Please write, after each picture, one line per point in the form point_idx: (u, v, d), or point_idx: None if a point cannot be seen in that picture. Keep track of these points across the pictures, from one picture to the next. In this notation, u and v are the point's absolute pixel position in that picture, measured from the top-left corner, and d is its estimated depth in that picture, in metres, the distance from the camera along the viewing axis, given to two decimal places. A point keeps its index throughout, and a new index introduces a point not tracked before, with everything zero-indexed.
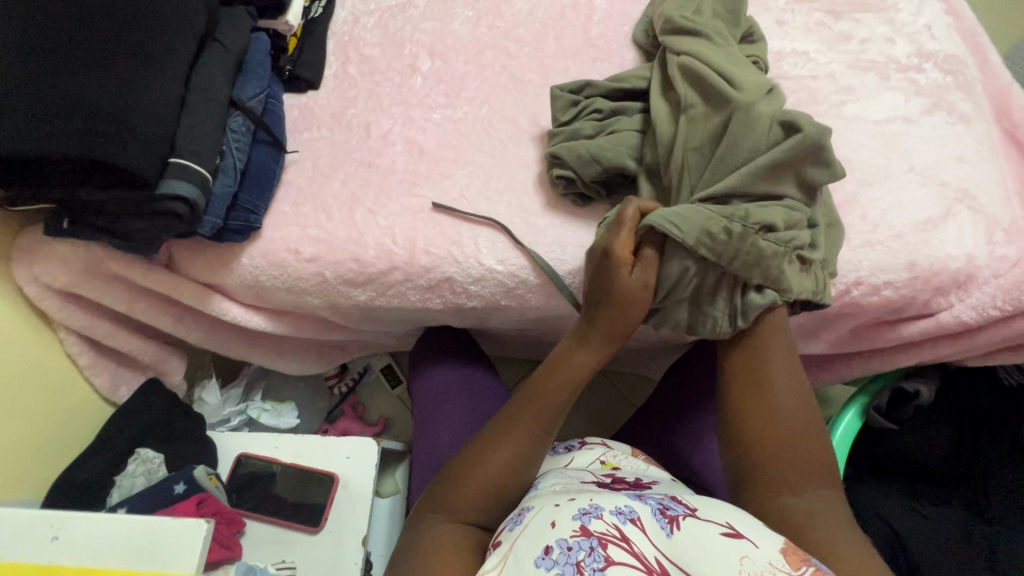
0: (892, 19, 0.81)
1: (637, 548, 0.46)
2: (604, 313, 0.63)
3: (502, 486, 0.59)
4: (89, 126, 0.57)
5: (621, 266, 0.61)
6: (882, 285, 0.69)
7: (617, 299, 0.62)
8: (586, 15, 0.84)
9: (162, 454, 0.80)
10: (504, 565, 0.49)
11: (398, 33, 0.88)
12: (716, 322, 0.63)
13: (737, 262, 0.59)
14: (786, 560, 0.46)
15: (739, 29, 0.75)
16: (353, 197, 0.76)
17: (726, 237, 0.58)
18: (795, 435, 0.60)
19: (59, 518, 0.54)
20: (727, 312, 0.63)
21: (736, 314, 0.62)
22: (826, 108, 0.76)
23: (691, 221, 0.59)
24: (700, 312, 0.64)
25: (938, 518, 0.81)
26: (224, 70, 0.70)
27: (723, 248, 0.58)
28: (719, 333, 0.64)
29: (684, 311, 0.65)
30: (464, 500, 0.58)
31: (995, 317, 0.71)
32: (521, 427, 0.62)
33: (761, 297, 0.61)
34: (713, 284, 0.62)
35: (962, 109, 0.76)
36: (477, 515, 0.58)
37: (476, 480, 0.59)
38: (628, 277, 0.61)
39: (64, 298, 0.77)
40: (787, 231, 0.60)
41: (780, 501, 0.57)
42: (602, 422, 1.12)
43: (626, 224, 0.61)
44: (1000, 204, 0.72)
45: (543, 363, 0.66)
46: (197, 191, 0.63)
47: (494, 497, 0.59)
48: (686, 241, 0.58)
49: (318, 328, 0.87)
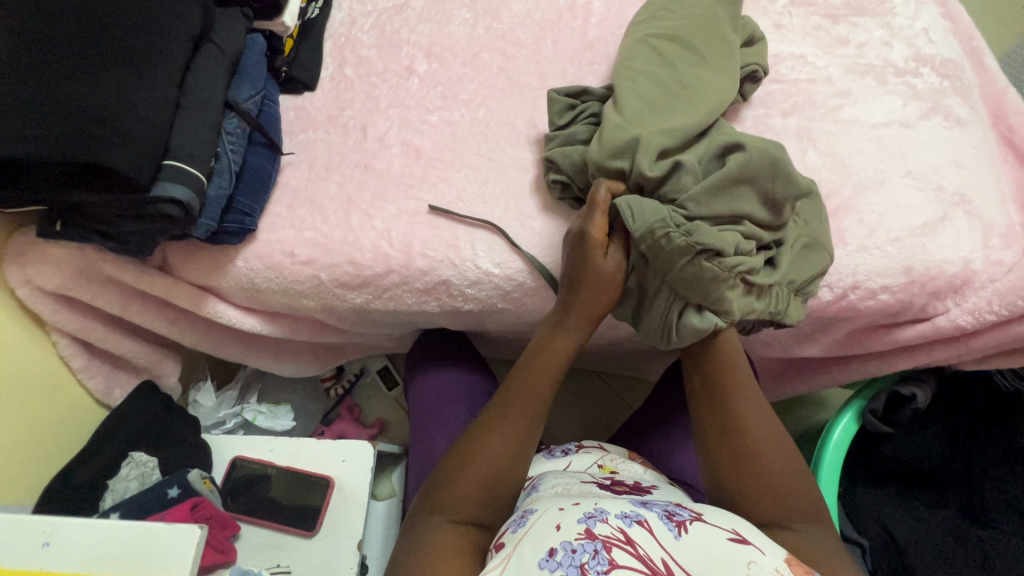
0: (890, 23, 0.81)
1: (642, 551, 0.46)
2: (580, 297, 0.63)
3: (495, 481, 0.59)
4: (82, 129, 0.57)
5: (594, 248, 0.62)
6: (878, 289, 0.69)
7: (591, 282, 0.62)
8: (584, 17, 0.84)
9: (156, 458, 0.78)
10: (507, 566, 0.48)
11: (395, 34, 0.87)
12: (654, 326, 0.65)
13: (674, 272, 0.59)
14: (791, 568, 0.46)
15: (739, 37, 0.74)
16: (349, 199, 0.75)
17: (666, 240, 0.58)
18: (783, 464, 0.61)
19: (53, 524, 0.54)
20: (665, 321, 0.64)
21: (670, 327, 0.63)
22: (823, 112, 0.76)
23: (647, 214, 0.59)
24: (644, 310, 0.66)
25: (931, 521, 0.83)
26: (219, 72, 0.69)
27: (661, 253, 0.59)
28: (653, 335, 0.66)
29: (631, 304, 0.67)
30: (460, 498, 0.58)
31: (991, 322, 0.71)
32: (508, 418, 0.62)
33: (698, 319, 0.61)
34: (652, 288, 0.63)
35: (959, 114, 0.76)
36: (474, 513, 0.58)
37: (471, 476, 0.59)
38: (602, 258, 0.62)
39: (57, 301, 0.76)
40: (735, 258, 0.58)
41: (775, 536, 0.58)
42: (598, 425, 1.12)
43: (599, 206, 0.62)
44: (996, 209, 0.72)
45: (528, 346, 0.67)
46: (191, 195, 0.63)
47: (489, 493, 0.58)
48: (633, 233, 0.59)
49: (313, 331, 0.86)
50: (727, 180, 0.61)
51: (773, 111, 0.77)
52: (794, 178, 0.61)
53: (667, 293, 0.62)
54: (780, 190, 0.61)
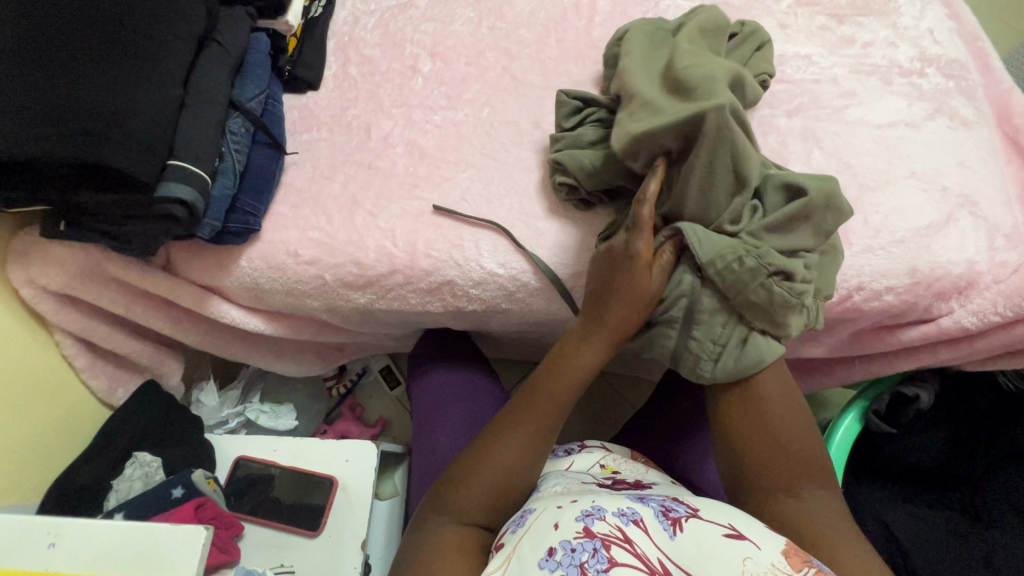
0: (895, 23, 0.81)
1: (640, 549, 0.46)
2: (613, 309, 0.62)
3: (504, 486, 0.59)
4: (87, 129, 0.57)
5: (639, 260, 0.60)
6: (883, 290, 0.69)
7: (629, 300, 0.61)
8: (588, 16, 0.84)
9: (162, 458, 0.78)
10: (507, 567, 0.48)
11: (398, 33, 0.87)
12: (700, 357, 0.63)
13: (742, 293, 0.59)
14: (788, 561, 0.46)
15: (748, 46, 0.74)
16: (352, 199, 0.75)
17: (739, 265, 0.59)
18: (787, 429, 0.62)
19: (58, 524, 0.54)
20: (715, 350, 0.62)
21: (728, 353, 0.62)
22: (828, 112, 0.76)
23: (713, 242, 0.60)
24: (687, 341, 0.63)
25: (933, 523, 0.83)
26: (224, 70, 0.69)
27: (732, 278, 0.59)
28: (700, 372, 0.63)
29: (674, 338, 0.64)
30: (468, 500, 0.58)
31: (996, 323, 0.71)
32: (526, 426, 0.62)
33: (760, 342, 0.61)
34: (708, 314, 0.62)
35: (964, 114, 0.76)
36: (480, 516, 0.58)
37: (482, 478, 0.59)
38: (643, 272, 0.60)
39: (60, 300, 0.76)
40: (802, 283, 0.60)
41: (784, 507, 0.58)
42: (600, 424, 1.12)
43: (645, 224, 0.60)
44: (1001, 210, 0.72)
45: (545, 358, 0.66)
46: (196, 194, 0.62)
47: (496, 498, 0.59)
48: (699, 257, 0.60)
49: (316, 330, 0.86)
50: (787, 213, 0.61)
51: (778, 112, 0.76)
52: (840, 207, 0.61)
53: (723, 318, 0.62)
54: (830, 224, 0.61)
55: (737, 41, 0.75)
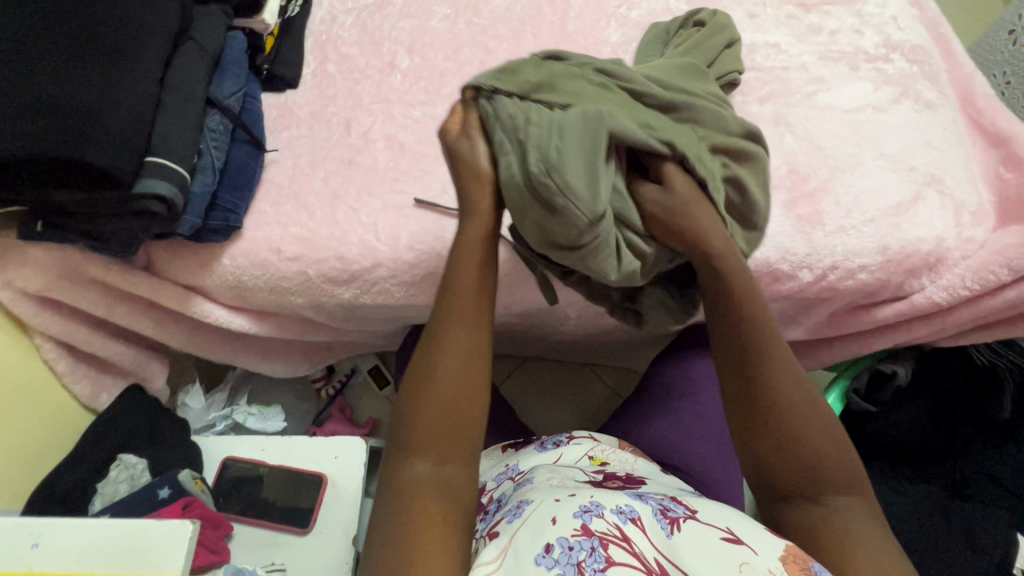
0: (860, 11, 0.84)
1: (637, 548, 0.46)
2: (477, 194, 0.55)
3: (454, 412, 0.51)
4: (64, 125, 0.57)
5: (451, 139, 0.55)
6: (857, 269, 0.71)
7: (469, 175, 0.54)
8: (563, 10, 0.85)
9: (145, 459, 0.78)
10: (502, 558, 0.47)
11: (376, 31, 0.88)
12: (548, 148, 0.51)
13: (529, 78, 0.55)
14: (786, 568, 0.45)
15: (721, 39, 0.75)
16: (335, 195, 0.76)
17: (513, 74, 0.55)
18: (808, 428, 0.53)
19: (40, 523, 0.53)
20: (553, 134, 0.51)
21: (555, 130, 0.51)
22: (799, 98, 0.78)
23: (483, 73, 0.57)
24: (542, 160, 0.51)
25: (916, 496, 0.84)
26: (200, 67, 0.69)
27: (509, 73, 0.55)
28: (562, 164, 0.50)
29: (520, 161, 0.52)
30: (421, 439, 0.51)
31: (965, 297, 0.72)
32: (449, 335, 0.53)
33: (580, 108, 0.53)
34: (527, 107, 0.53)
35: (928, 97, 0.78)
36: (438, 453, 0.51)
37: (425, 415, 0.51)
38: (467, 143, 0.54)
39: (39, 303, 0.76)
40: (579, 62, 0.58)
41: (803, 509, 0.53)
42: (587, 416, 1.13)
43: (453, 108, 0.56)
44: (966, 188, 0.74)
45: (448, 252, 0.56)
46: (175, 190, 0.62)
47: (451, 422, 0.51)
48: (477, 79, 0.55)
49: (302, 328, 0.86)
50: None
51: (750, 99, 0.78)
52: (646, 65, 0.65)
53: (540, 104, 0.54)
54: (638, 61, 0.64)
55: (710, 31, 0.75)
